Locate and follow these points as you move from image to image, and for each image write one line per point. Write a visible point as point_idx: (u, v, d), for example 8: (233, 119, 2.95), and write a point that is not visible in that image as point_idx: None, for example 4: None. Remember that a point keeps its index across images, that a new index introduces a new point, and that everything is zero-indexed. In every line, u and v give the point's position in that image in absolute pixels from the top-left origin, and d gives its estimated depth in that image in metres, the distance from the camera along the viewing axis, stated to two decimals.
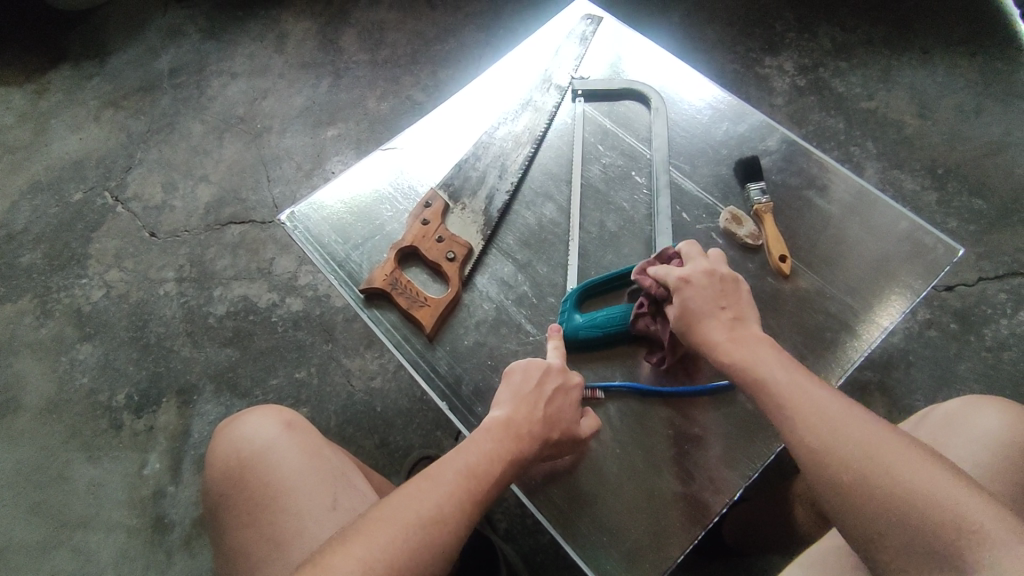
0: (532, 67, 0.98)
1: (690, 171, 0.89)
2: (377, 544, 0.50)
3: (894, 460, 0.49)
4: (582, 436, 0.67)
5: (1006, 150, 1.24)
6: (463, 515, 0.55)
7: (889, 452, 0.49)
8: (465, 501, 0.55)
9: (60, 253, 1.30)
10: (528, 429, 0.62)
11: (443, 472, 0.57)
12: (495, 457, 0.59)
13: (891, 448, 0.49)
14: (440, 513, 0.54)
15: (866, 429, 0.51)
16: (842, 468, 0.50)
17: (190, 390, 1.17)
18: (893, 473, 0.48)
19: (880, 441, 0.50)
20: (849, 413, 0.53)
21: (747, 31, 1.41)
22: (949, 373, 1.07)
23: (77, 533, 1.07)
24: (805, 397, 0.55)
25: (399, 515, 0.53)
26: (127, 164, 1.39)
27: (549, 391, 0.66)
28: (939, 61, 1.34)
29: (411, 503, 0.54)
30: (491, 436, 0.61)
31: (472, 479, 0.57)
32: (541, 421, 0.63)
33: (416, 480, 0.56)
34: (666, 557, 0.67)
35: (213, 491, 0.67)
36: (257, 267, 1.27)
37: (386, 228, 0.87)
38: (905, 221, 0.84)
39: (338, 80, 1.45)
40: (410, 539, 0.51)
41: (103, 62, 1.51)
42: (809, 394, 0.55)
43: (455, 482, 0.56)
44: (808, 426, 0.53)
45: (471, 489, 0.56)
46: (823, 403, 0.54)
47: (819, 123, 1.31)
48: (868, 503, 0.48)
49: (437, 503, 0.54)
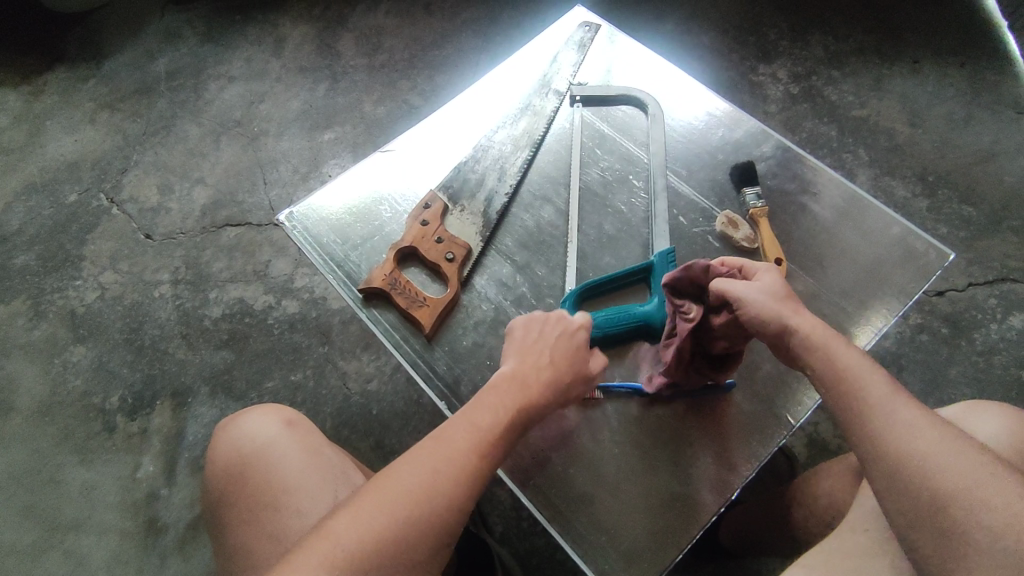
0: (530, 72, 0.99)
1: (686, 175, 0.90)
2: (381, 513, 0.51)
3: (947, 473, 0.50)
4: (593, 372, 0.67)
5: (994, 159, 1.27)
6: (469, 480, 0.55)
7: (945, 463, 0.50)
8: (470, 467, 0.55)
9: (54, 255, 1.30)
10: (535, 384, 0.62)
11: (448, 437, 0.57)
12: (501, 420, 0.59)
13: (948, 460, 0.50)
14: (445, 478, 0.54)
15: (928, 438, 0.52)
16: (889, 470, 0.52)
17: (185, 392, 1.16)
18: (941, 485, 0.49)
19: (939, 451, 0.51)
20: (912, 418, 0.53)
21: (741, 39, 1.43)
22: (939, 377, 1.09)
23: (69, 536, 1.06)
24: (866, 399, 0.55)
25: (403, 483, 0.53)
26: (122, 166, 1.39)
27: (555, 342, 0.66)
28: (929, 71, 1.37)
29: (414, 470, 0.54)
30: (496, 395, 0.61)
31: (477, 444, 0.57)
32: (547, 374, 0.63)
33: (420, 446, 0.56)
34: (663, 557, 0.67)
35: (213, 489, 0.67)
36: (253, 270, 1.27)
37: (385, 229, 0.87)
38: (898, 226, 0.85)
39: (336, 84, 1.46)
40: (414, 508, 0.52)
41: (99, 64, 1.50)
42: (873, 395, 0.55)
43: (460, 446, 0.56)
44: (865, 427, 0.54)
45: (477, 454, 0.56)
46: (886, 406, 0.54)
47: (812, 130, 1.33)
48: (908, 503, 0.51)
49: (442, 469, 0.54)
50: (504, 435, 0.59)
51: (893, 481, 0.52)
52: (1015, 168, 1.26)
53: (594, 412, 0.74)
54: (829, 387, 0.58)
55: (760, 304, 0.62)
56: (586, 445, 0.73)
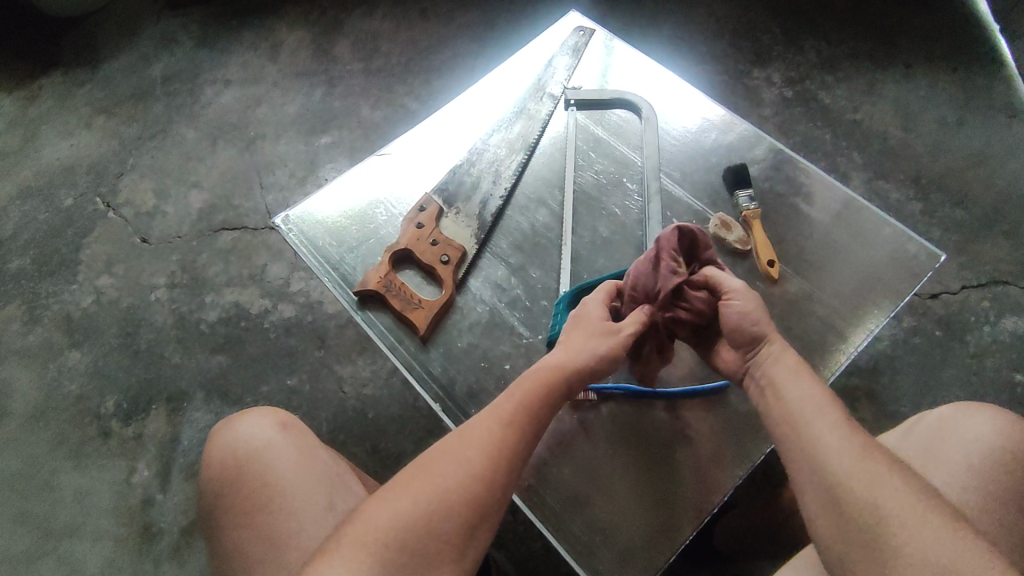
0: (525, 76, 0.99)
1: (680, 178, 0.91)
2: (413, 504, 0.51)
3: (889, 493, 0.48)
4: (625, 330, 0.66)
5: (986, 163, 1.28)
6: (502, 465, 0.55)
7: (888, 485, 0.49)
8: (501, 452, 0.55)
9: (50, 259, 1.29)
10: (568, 362, 0.63)
11: (479, 426, 0.57)
12: (530, 407, 0.59)
13: (892, 482, 0.49)
14: (479, 466, 0.54)
15: (874, 460, 0.51)
16: (829, 487, 0.51)
17: (180, 397, 1.16)
18: (881, 505, 0.48)
19: (884, 474, 0.50)
20: (860, 441, 0.52)
21: (735, 44, 1.44)
22: (933, 380, 1.09)
23: (64, 542, 1.05)
24: (804, 415, 0.55)
25: (435, 474, 0.53)
26: (119, 170, 1.39)
27: (584, 322, 0.67)
28: (921, 75, 1.38)
29: (444, 462, 0.54)
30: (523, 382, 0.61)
31: (508, 431, 0.56)
32: (578, 351, 0.64)
33: (448, 439, 0.56)
34: (657, 557, 0.67)
35: (208, 494, 0.67)
36: (248, 274, 1.27)
37: (380, 231, 0.88)
38: (889, 228, 0.86)
39: (332, 89, 1.46)
40: (448, 497, 0.51)
41: (96, 69, 1.51)
42: (824, 416, 0.55)
43: (489, 434, 0.56)
44: (811, 444, 0.54)
45: (508, 440, 0.56)
46: (831, 429, 0.54)
47: (806, 134, 1.34)
48: (845, 523, 0.49)
49: (475, 458, 0.54)
50: (536, 420, 0.59)
51: (831, 498, 0.51)
52: (1007, 172, 1.27)
53: (588, 413, 0.74)
54: (780, 403, 0.58)
55: (750, 301, 0.63)
56: (580, 445, 0.73)
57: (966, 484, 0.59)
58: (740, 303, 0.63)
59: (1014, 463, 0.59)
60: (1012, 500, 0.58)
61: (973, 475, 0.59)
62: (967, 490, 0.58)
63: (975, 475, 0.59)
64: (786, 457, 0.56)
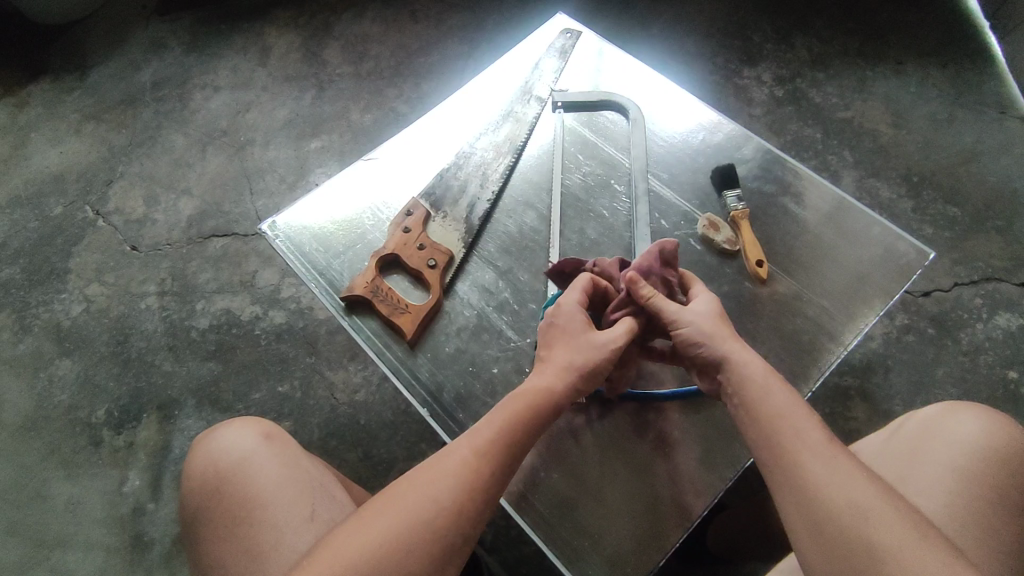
0: (512, 80, 0.99)
1: (668, 179, 0.91)
2: (381, 535, 0.50)
3: (882, 527, 0.47)
4: (617, 343, 0.65)
5: (977, 159, 1.28)
6: (475, 496, 0.54)
7: (880, 517, 0.48)
8: (475, 482, 0.54)
9: (39, 268, 1.29)
10: (550, 386, 0.62)
11: (453, 454, 0.56)
12: (509, 433, 0.59)
13: (883, 515, 0.48)
14: (453, 498, 0.53)
15: (863, 490, 0.50)
16: (821, 523, 0.50)
17: (171, 405, 1.15)
18: (875, 539, 0.47)
19: (875, 505, 0.49)
20: (847, 469, 0.51)
21: (726, 43, 1.44)
22: (927, 378, 1.09)
23: (54, 553, 1.05)
24: (793, 428, 0.55)
25: (405, 504, 0.52)
26: (108, 178, 1.38)
27: (570, 335, 0.66)
28: (911, 71, 1.38)
29: (416, 492, 0.53)
30: (501, 407, 0.60)
31: (483, 460, 0.56)
32: (560, 372, 0.64)
33: (422, 467, 0.56)
34: (646, 562, 0.67)
35: (191, 504, 0.66)
36: (239, 280, 1.26)
37: (367, 237, 0.87)
38: (878, 227, 0.86)
39: (322, 93, 1.46)
40: (417, 528, 0.51)
41: (84, 76, 1.50)
42: (809, 442, 0.54)
43: (463, 464, 0.55)
44: (799, 476, 0.52)
45: (482, 470, 0.55)
46: (817, 445, 0.54)
47: (797, 132, 1.34)
48: (838, 561, 0.48)
49: (448, 488, 0.53)
50: (514, 449, 0.58)
51: (823, 536, 0.49)
52: (999, 167, 1.26)
53: (577, 417, 0.74)
54: (763, 431, 0.57)
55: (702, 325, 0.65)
56: (569, 449, 0.72)
57: (953, 484, 0.58)
58: (694, 330, 0.65)
59: (1001, 464, 0.59)
60: (998, 503, 0.57)
61: (959, 475, 0.59)
62: (955, 491, 0.58)
63: (961, 475, 0.59)
64: (775, 490, 0.55)
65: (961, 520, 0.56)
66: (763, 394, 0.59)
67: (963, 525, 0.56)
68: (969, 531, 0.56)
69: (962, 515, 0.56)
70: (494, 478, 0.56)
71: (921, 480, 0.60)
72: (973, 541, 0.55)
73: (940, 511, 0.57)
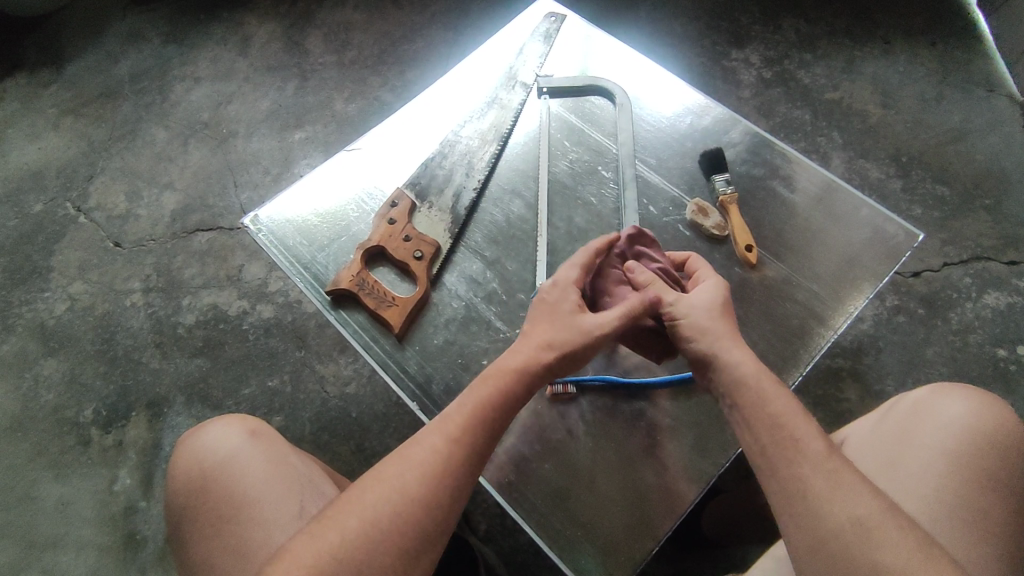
0: (496, 65, 0.97)
1: (656, 165, 0.90)
2: (348, 533, 0.49)
3: (886, 548, 0.46)
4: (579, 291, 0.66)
5: (966, 138, 1.27)
6: (445, 489, 0.53)
7: (885, 537, 0.46)
8: (447, 471, 0.53)
9: (21, 267, 1.26)
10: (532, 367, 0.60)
11: (423, 444, 0.54)
12: (482, 418, 0.57)
13: (888, 535, 0.46)
14: (424, 488, 0.52)
15: (866, 505, 0.48)
16: (823, 540, 0.48)
17: (160, 403, 1.14)
18: (880, 560, 0.45)
19: (875, 518, 0.47)
20: (850, 482, 0.50)
21: (714, 24, 1.42)
22: (917, 357, 1.09)
23: (46, 554, 1.04)
24: (797, 441, 0.53)
25: (374, 499, 0.51)
26: (89, 172, 1.35)
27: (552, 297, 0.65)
28: (899, 51, 1.37)
29: (386, 487, 0.52)
30: (474, 391, 0.58)
31: (456, 445, 0.55)
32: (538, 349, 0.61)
33: (392, 458, 0.54)
34: (641, 551, 0.67)
35: (175, 505, 0.66)
36: (226, 275, 1.24)
37: (352, 229, 0.86)
38: (867, 208, 0.85)
39: (305, 82, 1.43)
40: (387, 524, 0.50)
41: (60, 69, 1.47)
42: (811, 453, 0.52)
43: (434, 452, 0.54)
44: (799, 491, 0.50)
45: (456, 458, 0.54)
46: (813, 457, 0.52)
47: (787, 115, 1.32)
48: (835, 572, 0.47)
49: (419, 477, 0.52)
50: (491, 428, 0.57)
51: (824, 554, 0.47)
52: (986, 146, 1.26)
53: (568, 408, 0.73)
54: (762, 437, 0.54)
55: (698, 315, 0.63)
56: (560, 437, 0.72)
57: (940, 469, 0.58)
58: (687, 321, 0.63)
59: (990, 445, 0.59)
60: (986, 485, 0.57)
61: (946, 461, 0.58)
62: (943, 476, 0.58)
63: (949, 459, 0.59)
64: (771, 503, 0.52)
65: (947, 504, 0.56)
66: (755, 395, 0.56)
67: (947, 509, 0.56)
68: (955, 515, 0.55)
69: (951, 498, 0.56)
70: (467, 465, 0.54)
71: (910, 465, 0.60)
72: (960, 526, 0.55)
73: (927, 496, 0.57)
